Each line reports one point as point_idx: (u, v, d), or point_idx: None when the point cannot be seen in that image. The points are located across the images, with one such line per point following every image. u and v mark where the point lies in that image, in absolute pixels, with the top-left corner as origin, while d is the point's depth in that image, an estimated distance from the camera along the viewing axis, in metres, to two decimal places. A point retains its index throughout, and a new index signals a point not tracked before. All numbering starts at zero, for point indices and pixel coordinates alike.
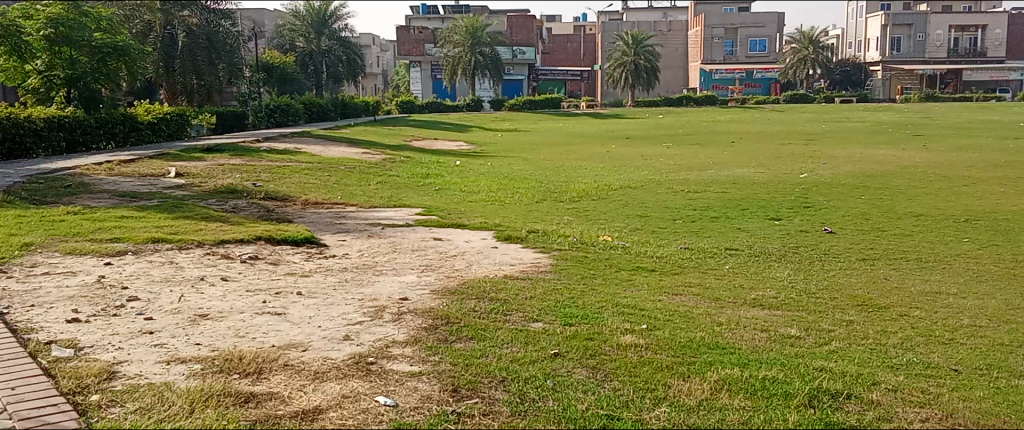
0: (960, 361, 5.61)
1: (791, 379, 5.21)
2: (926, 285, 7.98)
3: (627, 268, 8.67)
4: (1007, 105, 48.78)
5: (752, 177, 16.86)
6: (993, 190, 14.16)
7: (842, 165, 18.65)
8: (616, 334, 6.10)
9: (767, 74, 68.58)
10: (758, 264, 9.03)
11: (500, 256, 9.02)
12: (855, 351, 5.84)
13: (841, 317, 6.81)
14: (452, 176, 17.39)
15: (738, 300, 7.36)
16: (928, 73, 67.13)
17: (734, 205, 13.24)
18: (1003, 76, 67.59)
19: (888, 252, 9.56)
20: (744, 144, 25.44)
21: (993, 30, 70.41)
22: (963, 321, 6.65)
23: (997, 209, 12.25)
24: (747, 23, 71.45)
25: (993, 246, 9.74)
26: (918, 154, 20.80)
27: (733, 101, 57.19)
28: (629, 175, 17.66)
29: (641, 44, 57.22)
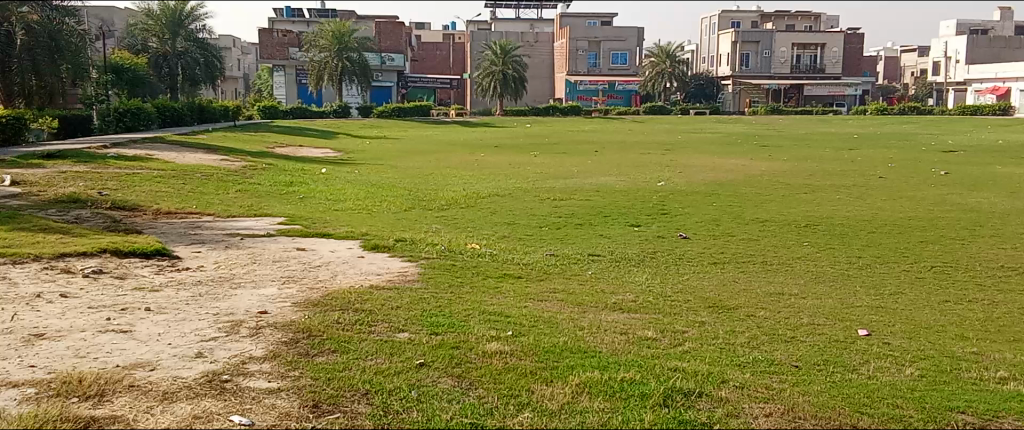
0: (801, 358, 5.97)
1: (648, 380, 5.38)
2: (772, 286, 8.46)
3: (493, 275, 8.74)
4: (844, 119, 52.76)
5: (613, 184, 17.48)
6: (830, 197, 15.23)
7: (695, 174, 19.61)
8: (482, 341, 6.12)
9: (628, 86, 71.14)
10: (618, 270, 9.31)
11: (366, 266, 8.87)
12: (705, 351, 6.12)
13: (694, 318, 7.12)
14: (317, 184, 17.01)
15: (599, 304, 7.56)
16: (773, 87, 72.00)
17: (598, 212, 13.67)
18: (840, 91, 72.37)
19: (737, 255, 10.11)
20: (608, 153, 26.29)
21: (831, 48, 75.43)
22: (803, 320, 7.11)
23: (835, 215, 13.18)
24: (610, 37, 73.94)
25: (829, 249, 10.47)
26: (764, 163, 22.20)
27: (598, 112, 58.97)
28: (497, 183, 17.87)
29: (509, 54, 58.11)
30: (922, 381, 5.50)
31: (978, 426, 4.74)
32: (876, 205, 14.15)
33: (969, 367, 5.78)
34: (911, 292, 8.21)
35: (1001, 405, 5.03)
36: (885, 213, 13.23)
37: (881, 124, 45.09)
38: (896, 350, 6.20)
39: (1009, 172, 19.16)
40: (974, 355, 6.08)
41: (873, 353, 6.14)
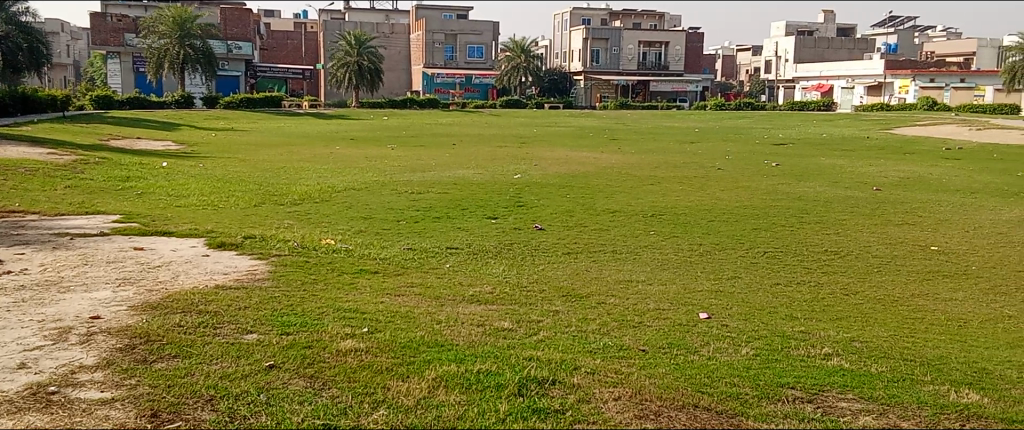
0: (647, 343, 6.24)
1: (503, 370, 5.45)
2: (621, 274, 8.81)
3: (349, 270, 8.56)
4: (688, 113, 55.44)
5: (471, 177, 17.52)
6: (674, 188, 16.00)
7: (549, 166, 20.04)
8: (336, 340, 5.97)
9: (484, 79, 71.68)
10: (476, 261, 9.37)
11: (212, 265, 8.44)
12: (558, 339, 6.27)
13: (548, 307, 7.28)
14: (157, 179, 16.02)
15: (456, 297, 7.59)
16: (621, 83, 74.91)
17: (456, 205, 13.69)
18: (682, 87, 76.19)
19: (590, 245, 10.43)
20: (464, 146, 26.39)
21: (675, 46, 78.97)
22: (650, 305, 7.42)
23: (679, 205, 13.84)
24: (465, 31, 74.25)
25: (674, 237, 11.00)
26: (614, 156, 23.01)
27: (455, 105, 59.01)
28: (353, 176, 17.52)
29: (363, 45, 57.11)
30: (757, 360, 5.88)
31: (805, 399, 5.13)
32: (715, 195, 14.99)
33: (798, 345, 6.23)
34: (747, 276, 8.78)
35: (826, 379, 5.46)
36: (723, 202, 14.04)
37: (720, 119, 47.87)
38: (732, 332, 6.60)
39: (831, 163, 20.84)
40: (802, 334, 6.57)
41: (713, 334, 6.50)
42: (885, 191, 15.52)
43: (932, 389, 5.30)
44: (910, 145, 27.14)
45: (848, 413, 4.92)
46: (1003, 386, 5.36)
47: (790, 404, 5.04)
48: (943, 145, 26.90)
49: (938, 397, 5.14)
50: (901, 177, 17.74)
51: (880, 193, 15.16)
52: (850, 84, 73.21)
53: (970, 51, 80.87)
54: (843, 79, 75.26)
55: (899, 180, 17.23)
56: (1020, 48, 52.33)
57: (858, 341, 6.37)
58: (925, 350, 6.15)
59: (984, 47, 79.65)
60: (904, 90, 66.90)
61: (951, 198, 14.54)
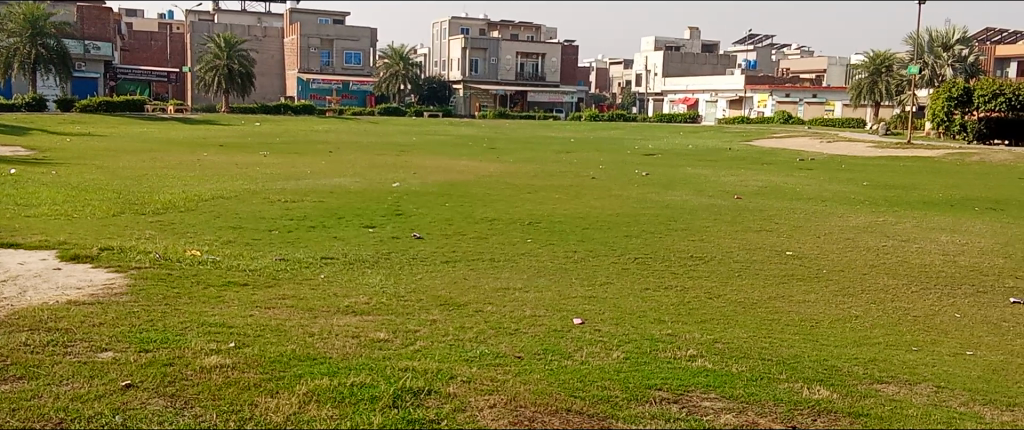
0: (522, 349, 6.31)
1: (378, 382, 5.37)
2: (497, 282, 8.87)
3: (216, 283, 8.21)
4: (564, 124, 56.70)
5: (347, 185, 17.22)
6: (550, 197, 16.33)
7: (428, 175, 19.93)
8: (200, 356, 5.71)
9: (362, 86, 70.64)
10: (351, 272, 9.19)
11: (64, 279, 7.88)
12: (435, 348, 6.24)
13: (425, 317, 7.24)
14: (2, 187, 14.83)
15: (331, 308, 7.42)
16: (500, 93, 75.76)
17: (331, 214, 13.39)
18: (558, 98, 78.12)
19: (468, 253, 10.46)
20: (340, 154, 25.90)
21: (551, 58, 80.95)
22: (526, 312, 7.52)
23: (554, 213, 14.10)
24: (342, 36, 72.99)
25: (550, 245, 11.20)
26: (493, 165, 23.18)
27: (331, 111, 57.82)
28: (222, 184, 16.84)
29: (234, 48, 55.05)
30: (627, 363, 6.06)
31: (671, 399, 5.33)
32: (589, 203, 15.40)
33: (665, 348, 6.48)
34: (618, 281, 9.04)
35: (691, 379, 5.70)
36: (597, 210, 14.45)
37: (594, 129, 49.19)
38: (605, 336, 6.78)
39: (697, 173, 21.87)
40: (670, 336, 6.83)
41: (586, 340, 6.65)
42: (745, 199, 16.42)
43: (787, 386, 5.63)
44: (768, 156, 28.84)
45: (711, 412, 5.15)
46: (849, 381, 5.77)
47: (657, 405, 5.23)
48: (798, 156, 28.73)
49: (792, 394, 5.46)
50: (760, 186, 18.84)
51: (741, 202, 16.01)
52: (714, 98, 77.16)
53: (821, 68, 86.81)
54: (707, 93, 79.12)
55: (758, 189, 18.28)
56: (865, 66, 56.44)
57: (720, 343, 6.69)
58: (781, 350, 6.53)
59: (834, 65, 85.71)
60: (763, 104, 70.72)
61: (805, 206, 15.54)
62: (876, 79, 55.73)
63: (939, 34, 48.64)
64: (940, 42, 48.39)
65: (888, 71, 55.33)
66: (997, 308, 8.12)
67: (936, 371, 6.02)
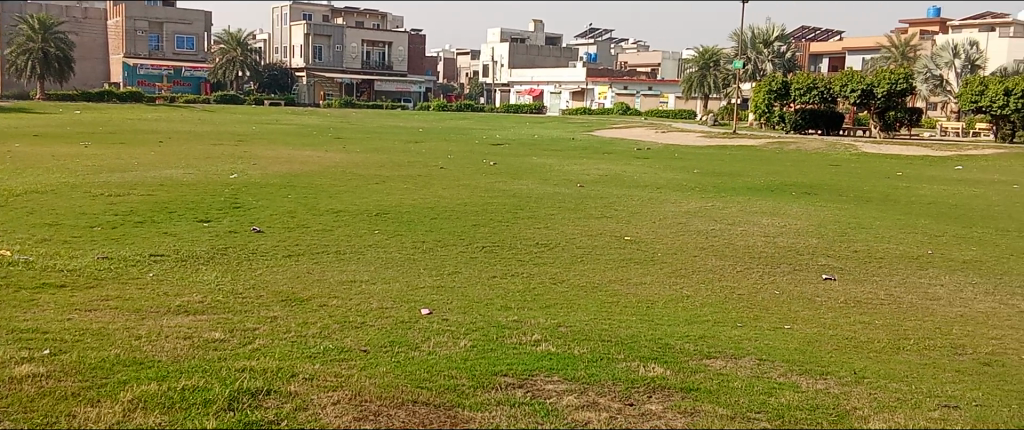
0: (369, 342, 6.22)
1: (212, 384, 5.12)
2: (343, 274, 8.69)
3: (28, 286, 7.51)
4: (412, 114, 56.31)
5: (179, 178, 16.22)
6: (398, 187, 16.15)
7: (269, 166, 19.17)
8: (10, 366, 5.22)
9: (196, 72, 66.81)
10: (184, 269, 8.68)
11: None
12: (275, 346, 6.02)
13: (265, 313, 6.97)
14: None
15: (161, 308, 6.98)
16: (345, 81, 73.97)
17: (162, 208, 12.59)
18: (405, 87, 77.82)
19: (312, 246, 10.18)
20: (173, 144, 24.38)
21: (397, 47, 80.25)
22: (372, 305, 7.41)
23: (401, 203, 13.97)
24: (172, 19, 68.76)
25: (397, 235, 11.10)
26: (338, 155, 22.65)
27: (162, 99, 54.27)
28: (35, 177, 15.40)
29: (49, 30, 50.55)
30: (474, 350, 6.12)
31: (515, 385, 5.43)
32: (437, 193, 15.37)
33: (511, 334, 6.59)
34: (466, 270, 9.11)
35: (535, 364, 5.82)
36: (445, 200, 14.44)
37: (442, 119, 49.27)
38: (452, 325, 6.81)
39: (542, 162, 22.39)
40: (516, 322, 6.95)
41: (433, 330, 6.64)
42: (587, 187, 16.97)
43: (625, 366, 5.88)
44: (609, 146, 29.98)
45: (554, 394, 5.29)
46: (682, 358, 6.11)
47: (503, 391, 5.31)
48: (636, 146, 30.04)
49: (630, 373, 5.71)
50: (601, 175, 19.55)
51: (584, 190, 16.53)
52: (558, 89, 79.11)
53: (657, 62, 91.14)
54: (551, 84, 81.08)
55: (599, 178, 18.95)
56: (695, 60, 59.65)
57: (563, 326, 6.88)
58: (620, 331, 6.81)
59: (668, 59, 90.23)
60: (603, 96, 73.38)
61: (642, 193, 16.26)
62: (705, 73, 59.14)
63: (760, 31, 52.06)
64: (761, 39, 51.74)
65: (716, 66, 58.75)
66: (811, 284, 8.85)
67: (758, 345, 6.49)
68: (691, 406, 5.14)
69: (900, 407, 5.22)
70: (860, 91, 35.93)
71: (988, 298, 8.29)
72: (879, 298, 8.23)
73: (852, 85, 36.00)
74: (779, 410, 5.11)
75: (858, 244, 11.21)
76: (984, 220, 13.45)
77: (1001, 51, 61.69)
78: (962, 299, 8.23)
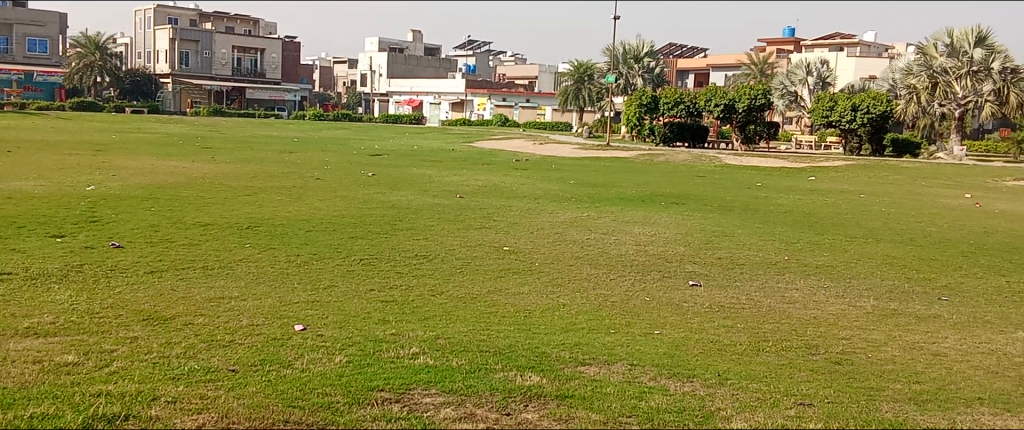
0: (237, 362, 5.98)
1: (63, 412, 4.80)
2: (212, 291, 8.31)
3: None
4: (286, 123, 54.79)
5: (29, 190, 15.10)
6: (271, 198, 15.66)
7: (130, 177, 18.16)
8: None
9: (49, 77, 62.50)
10: (34, 288, 8.05)
11: None
12: (135, 368, 5.69)
13: (124, 334, 6.57)
14: None
15: (7, 331, 6.46)
16: (215, 89, 70.99)
17: (8, 223, 11.65)
18: (280, 95, 75.90)
19: (176, 262, 9.68)
20: (22, 154, 22.65)
21: (270, 54, 78.04)
22: (242, 322, 7.14)
23: (274, 216, 13.54)
24: (22, 20, 64.21)
25: (269, 249, 10.75)
26: (206, 166, 21.72)
27: (9, 106, 50.36)
28: None
29: None
30: (349, 366, 6.00)
31: (392, 399, 5.37)
32: (313, 205, 15.03)
33: (388, 348, 6.51)
34: (343, 284, 8.93)
35: (412, 377, 5.78)
36: (322, 212, 14.12)
37: (318, 129, 48.19)
38: (327, 341, 6.66)
39: (421, 173, 22.28)
40: (393, 336, 6.87)
41: (306, 346, 6.46)
42: (466, 198, 17.04)
43: (502, 376, 5.92)
44: (488, 156, 30.26)
45: (431, 407, 5.27)
46: (557, 366, 6.22)
47: (379, 407, 5.23)
48: (515, 157, 30.43)
49: (507, 382, 5.77)
50: (479, 186, 19.67)
51: (463, 201, 16.60)
52: (437, 99, 78.89)
53: (534, 75, 92.79)
54: (430, 95, 80.89)
55: (478, 188, 19.08)
56: (571, 74, 61.05)
57: (442, 338, 6.87)
58: (498, 341, 6.87)
59: (544, 73, 92.03)
60: (482, 108, 73.94)
61: (519, 204, 16.48)
62: (580, 86, 60.59)
63: (630, 47, 53.95)
64: (631, 54, 53.63)
65: (590, 79, 60.40)
66: (678, 290, 9.24)
67: (630, 351, 6.70)
68: (566, 412, 5.24)
69: (761, 406, 5.52)
70: (722, 106, 38.08)
71: (837, 300, 8.94)
72: (740, 302, 8.70)
73: (716, 100, 38.03)
74: (649, 413, 5.29)
75: (721, 251, 11.80)
76: (835, 227, 14.44)
77: (848, 69, 66.56)
78: (815, 302, 8.83)
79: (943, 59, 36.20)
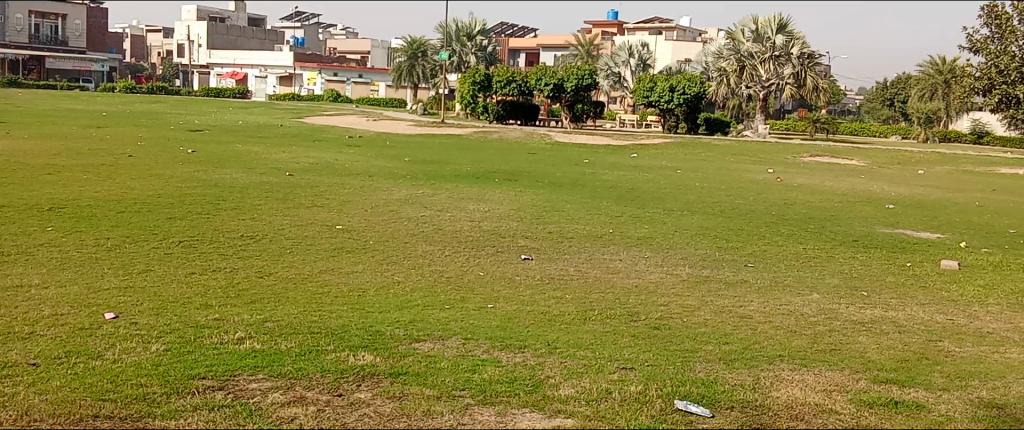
0: (38, 355, 5.48)
1: None
2: (5, 279, 7.53)
3: None
4: (93, 95, 50.41)
5: None
6: (77, 177, 14.39)
7: None
8: None
9: None
10: None
11: None
12: None
13: None
14: None
15: None
16: (8, 57, 64.02)
17: None
18: (85, 66, 70.08)
19: None
20: None
21: (74, 20, 71.18)
22: (44, 312, 6.53)
23: (80, 196, 12.45)
24: None
25: (76, 232, 9.88)
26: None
27: None
28: None
29: None
30: (167, 355, 5.65)
31: (215, 387, 5.13)
32: (126, 184, 13.99)
33: (211, 334, 6.19)
34: (160, 268, 8.37)
35: (237, 363, 5.54)
36: (136, 192, 13.14)
37: (130, 102, 44.71)
38: (142, 329, 6.24)
39: (246, 149, 21.29)
40: (216, 321, 6.55)
41: (119, 335, 6.03)
42: (296, 175, 16.49)
43: (334, 357, 5.81)
44: (319, 133, 29.39)
45: (258, 393, 5.08)
46: (391, 344, 6.19)
47: (200, 395, 4.98)
48: (347, 133, 29.77)
49: (339, 363, 5.66)
50: (310, 163, 19.09)
51: (293, 178, 16.06)
52: (263, 72, 75.33)
53: (365, 49, 90.83)
54: (255, 68, 77.04)
55: (309, 165, 18.51)
56: (403, 50, 60.30)
57: (270, 322, 6.62)
58: (329, 321, 6.72)
59: (376, 48, 90.44)
60: (312, 82, 71.40)
61: (353, 181, 16.17)
62: (412, 62, 60.04)
63: (463, 24, 54.10)
64: (464, 32, 53.82)
65: (423, 56, 59.94)
66: (511, 264, 9.46)
67: (464, 325, 6.79)
68: (400, 390, 5.23)
69: (588, 373, 5.77)
70: (552, 85, 39.30)
71: (656, 269, 9.52)
72: (569, 274, 9.04)
73: (545, 79, 39.15)
74: (481, 385, 5.38)
75: (552, 225, 12.20)
76: (655, 201, 15.27)
77: (666, 53, 70.37)
78: (636, 271, 9.35)
79: (749, 44, 38.99)
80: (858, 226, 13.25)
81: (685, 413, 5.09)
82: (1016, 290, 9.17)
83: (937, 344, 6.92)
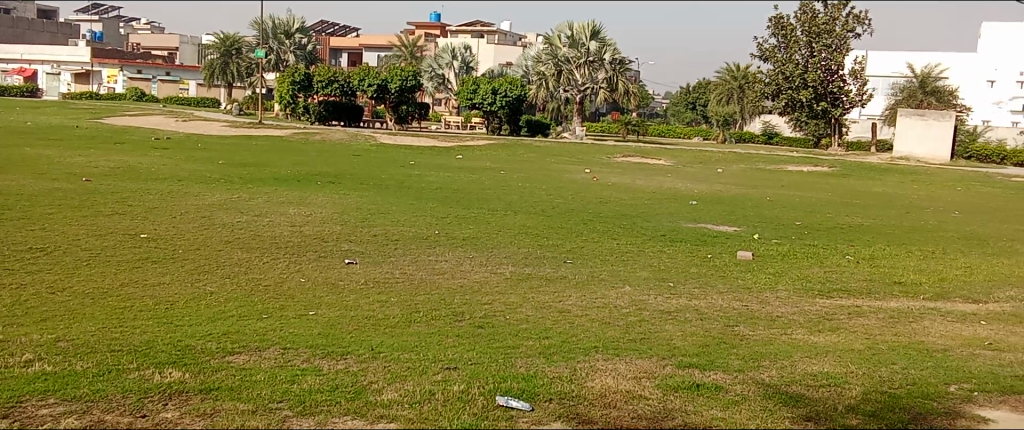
0: None
1: None
2: None
3: None
4: None
5: None
6: None
7: None
8: None
9: None
10: None
11: None
12: None
13: None
14: None
15: None
16: None
17: None
18: None
19: None
20: None
21: None
22: None
23: None
24: None
25: None
26: None
27: None
28: None
29: None
30: None
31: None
32: None
33: None
34: None
35: (24, 388, 5.06)
36: None
37: None
38: None
39: (35, 153, 19.30)
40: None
41: None
42: (95, 181, 15.19)
43: (136, 376, 5.42)
44: (121, 135, 27.23)
45: (48, 419, 4.66)
46: (202, 358, 5.87)
47: None
48: (153, 135, 27.80)
49: (141, 382, 5.29)
50: (111, 167, 17.65)
51: (91, 184, 14.79)
52: (55, 69, 68.51)
53: (173, 46, 85.30)
54: (46, 65, 69.92)
55: (109, 170, 17.10)
56: (216, 47, 57.20)
57: (63, 341, 6.07)
58: (133, 337, 6.27)
59: (185, 44, 85.31)
60: (112, 80, 65.89)
61: (161, 186, 15.13)
62: (227, 60, 57.20)
63: (280, 21, 52.25)
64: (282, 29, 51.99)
65: (238, 53, 57.23)
66: (333, 269, 9.26)
67: (284, 335, 6.56)
68: (211, 407, 4.97)
69: (410, 375, 5.76)
70: (376, 86, 38.52)
71: (481, 268, 9.66)
72: (394, 276, 8.99)
73: (369, 80, 38.42)
74: (300, 396, 5.23)
75: (377, 228, 12.07)
76: (479, 202, 15.52)
77: (488, 56, 71.82)
78: (460, 271, 9.45)
79: (565, 50, 40.64)
80: (666, 221, 14.17)
81: (505, 409, 5.21)
82: (801, 276, 10.18)
83: (735, 328, 7.54)
